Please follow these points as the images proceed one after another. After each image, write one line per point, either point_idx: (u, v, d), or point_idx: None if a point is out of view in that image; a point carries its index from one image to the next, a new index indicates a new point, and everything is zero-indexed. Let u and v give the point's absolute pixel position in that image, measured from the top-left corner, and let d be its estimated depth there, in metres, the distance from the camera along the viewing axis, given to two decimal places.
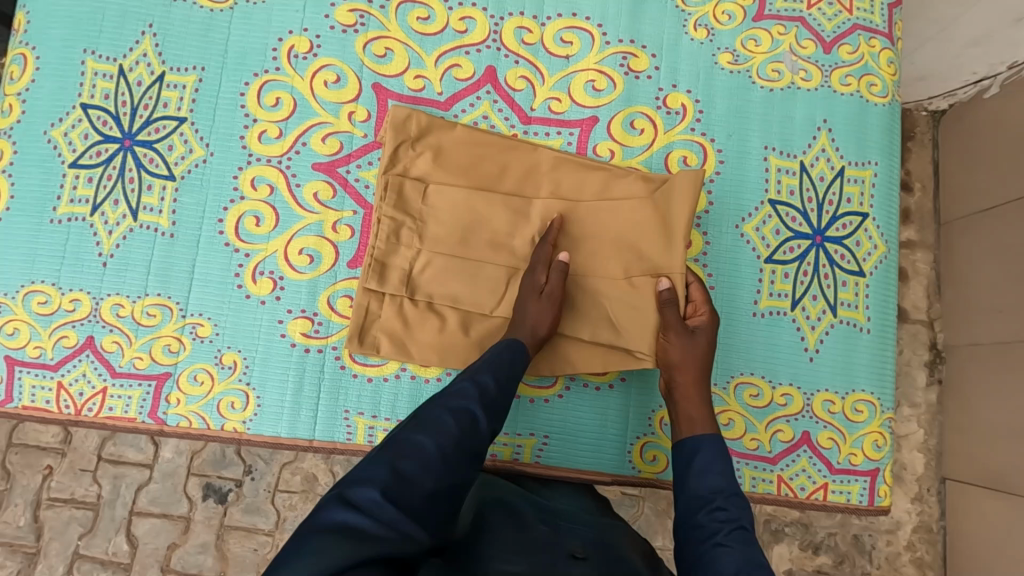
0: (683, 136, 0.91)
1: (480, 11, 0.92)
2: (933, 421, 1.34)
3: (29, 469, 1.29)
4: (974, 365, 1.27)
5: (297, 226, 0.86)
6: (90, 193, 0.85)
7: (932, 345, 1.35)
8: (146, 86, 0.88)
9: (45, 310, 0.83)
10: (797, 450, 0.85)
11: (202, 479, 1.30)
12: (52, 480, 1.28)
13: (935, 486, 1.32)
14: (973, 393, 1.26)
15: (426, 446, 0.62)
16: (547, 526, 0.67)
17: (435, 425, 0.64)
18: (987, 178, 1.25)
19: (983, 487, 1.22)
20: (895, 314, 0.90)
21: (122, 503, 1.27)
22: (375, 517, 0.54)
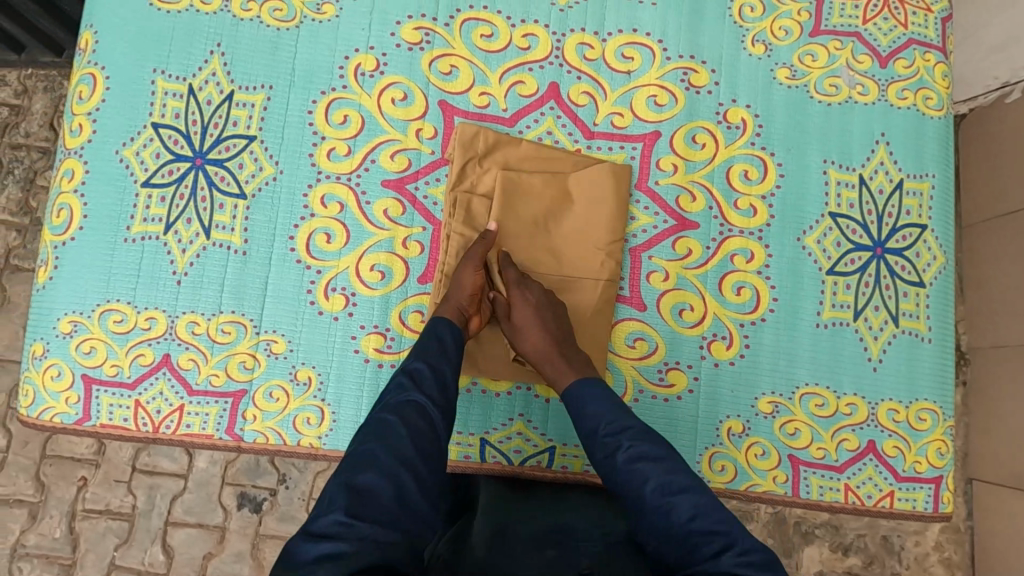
0: (744, 150, 0.93)
1: (543, 27, 0.93)
2: (960, 423, 1.35)
3: (64, 480, 1.29)
4: (997, 366, 1.28)
5: (368, 242, 0.88)
6: (163, 212, 0.86)
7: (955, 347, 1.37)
8: (216, 105, 0.89)
9: (121, 328, 0.84)
10: (863, 459, 0.87)
11: (236, 488, 1.30)
12: (87, 491, 1.28)
13: (962, 488, 1.34)
14: (998, 395, 1.28)
15: (375, 454, 0.64)
16: (554, 546, 0.68)
17: (379, 428, 0.67)
18: (1008, 180, 1.26)
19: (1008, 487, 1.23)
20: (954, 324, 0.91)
21: (157, 513, 1.27)
22: (348, 538, 0.57)
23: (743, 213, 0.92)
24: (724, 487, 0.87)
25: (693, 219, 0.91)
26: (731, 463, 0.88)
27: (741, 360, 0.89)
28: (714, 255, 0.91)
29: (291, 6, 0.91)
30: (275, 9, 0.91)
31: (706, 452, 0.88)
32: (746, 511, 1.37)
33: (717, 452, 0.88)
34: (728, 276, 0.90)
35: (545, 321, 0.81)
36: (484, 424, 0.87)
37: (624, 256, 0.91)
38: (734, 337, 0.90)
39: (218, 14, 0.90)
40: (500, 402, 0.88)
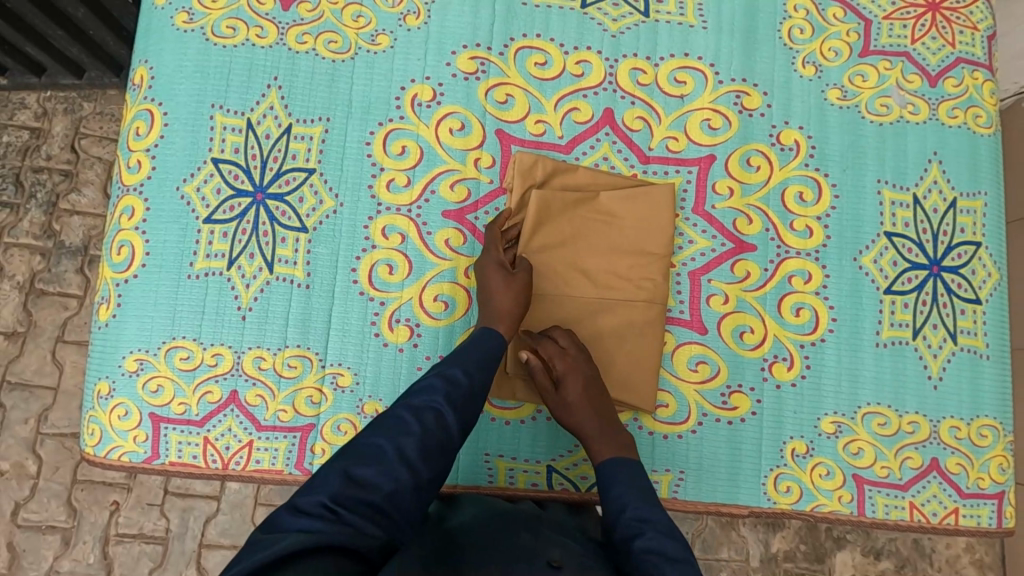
0: (798, 172, 0.93)
1: (596, 54, 0.94)
2: None
3: (96, 505, 1.28)
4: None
5: (430, 273, 0.88)
6: (226, 247, 0.86)
7: None
8: (275, 138, 0.89)
9: (187, 366, 0.84)
10: (926, 477, 0.88)
11: (270, 509, 1.29)
12: (120, 515, 1.28)
13: None
14: None
15: (383, 448, 0.62)
16: (530, 533, 0.67)
17: (397, 426, 0.64)
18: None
19: None
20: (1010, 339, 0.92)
21: (191, 536, 1.27)
22: (328, 521, 0.55)
23: (799, 234, 0.92)
24: (790, 508, 0.88)
25: (750, 241, 0.92)
26: (796, 485, 0.88)
27: (802, 381, 0.90)
28: (773, 276, 0.91)
29: (346, 38, 0.92)
30: (330, 41, 0.91)
31: (771, 473, 0.88)
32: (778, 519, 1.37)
33: (782, 473, 0.88)
34: (787, 297, 0.91)
35: (590, 397, 0.80)
36: (551, 451, 0.87)
37: (684, 279, 0.91)
38: (795, 359, 0.90)
39: (275, 47, 0.90)
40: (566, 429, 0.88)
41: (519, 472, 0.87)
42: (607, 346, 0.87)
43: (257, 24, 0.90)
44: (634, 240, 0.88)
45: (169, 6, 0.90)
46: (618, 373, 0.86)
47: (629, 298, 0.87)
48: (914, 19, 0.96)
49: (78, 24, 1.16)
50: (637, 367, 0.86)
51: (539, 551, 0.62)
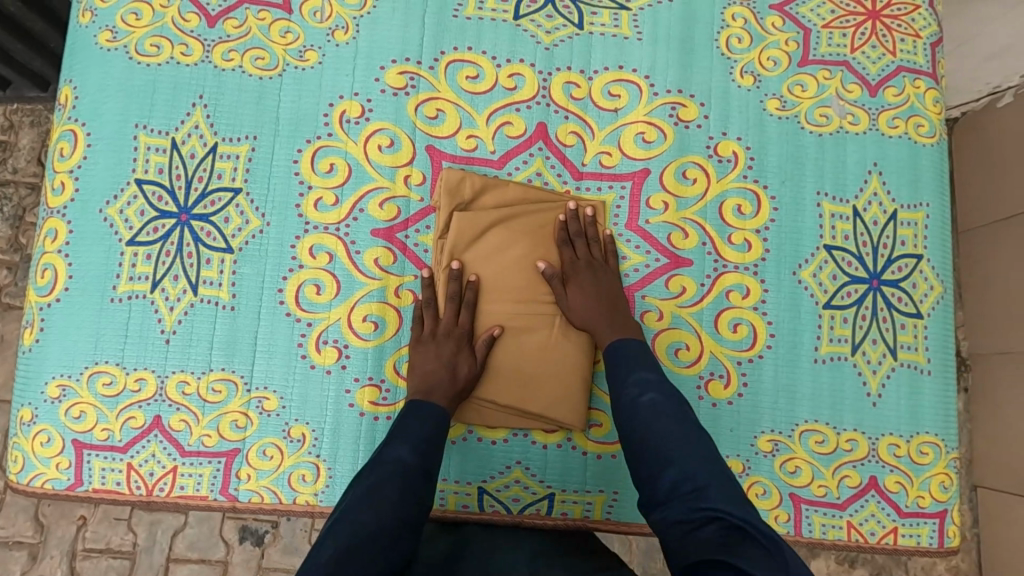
0: (736, 184, 0.92)
1: (529, 67, 0.92)
2: (964, 430, 1.35)
3: (63, 520, 1.27)
4: (1000, 372, 1.29)
5: (359, 293, 0.86)
6: (150, 269, 0.85)
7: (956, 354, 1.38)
8: (200, 158, 0.87)
9: (110, 391, 0.83)
10: (865, 495, 0.86)
11: (238, 522, 1.28)
12: (87, 530, 1.26)
13: (968, 495, 1.34)
14: (1004, 402, 1.27)
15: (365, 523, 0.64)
16: None
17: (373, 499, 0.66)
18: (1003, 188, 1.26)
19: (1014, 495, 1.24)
20: (954, 352, 0.91)
21: (159, 549, 1.26)
22: None
23: (737, 248, 0.91)
24: None
25: (685, 255, 0.90)
26: None
27: (739, 398, 0.88)
28: (709, 291, 0.90)
29: (273, 54, 0.90)
30: (256, 58, 0.90)
31: None
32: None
33: None
34: (723, 313, 0.90)
35: (591, 293, 0.84)
36: (482, 473, 0.86)
37: None
38: (731, 376, 0.88)
39: (200, 65, 0.89)
40: (498, 450, 0.87)
41: (450, 494, 0.86)
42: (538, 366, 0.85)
43: (182, 41, 0.89)
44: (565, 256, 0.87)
45: (93, 24, 0.89)
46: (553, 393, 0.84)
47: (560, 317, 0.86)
48: (855, 27, 0.94)
49: (38, 38, 1.17)
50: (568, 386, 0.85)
51: None
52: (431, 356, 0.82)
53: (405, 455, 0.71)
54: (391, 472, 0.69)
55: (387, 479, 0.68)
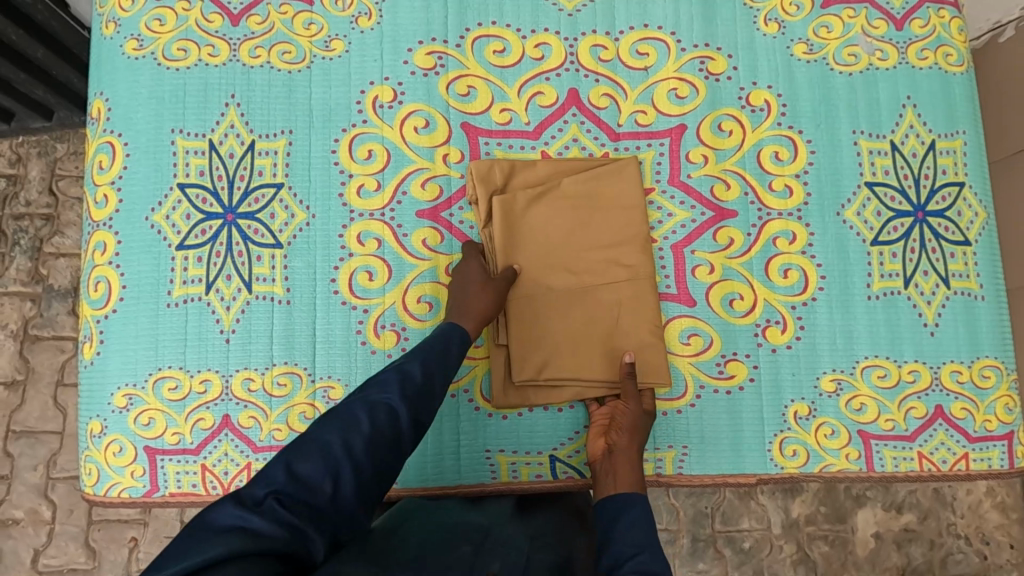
0: (772, 132, 0.92)
1: (554, 35, 0.93)
2: None
3: (114, 544, 1.27)
4: None
5: (411, 274, 0.87)
6: (202, 272, 0.85)
7: None
8: (239, 157, 0.87)
9: (176, 396, 0.83)
10: (932, 425, 0.87)
11: None
12: (139, 551, 1.26)
13: None
14: None
15: (330, 444, 0.59)
16: (471, 547, 0.65)
17: (346, 420, 0.61)
18: None
19: None
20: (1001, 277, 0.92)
21: None
22: (266, 518, 0.51)
23: (779, 194, 0.91)
24: (798, 471, 0.87)
25: (730, 207, 0.90)
26: (802, 448, 0.87)
27: (797, 342, 0.89)
28: (757, 240, 0.90)
29: (299, 47, 0.90)
30: (283, 52, 0.90)
31: (776, 438, 0.87)
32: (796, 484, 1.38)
33: (787, 437, 0.87)
34: (773, 260, 0.90)
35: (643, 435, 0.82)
36: (553, 441, 0.86)
37: (667, 253, 0.90)
38: (788, 321, 0.89)
39: (228, 64, 0.89)
40: (565, 418, 0.87)
41: (522, 465, 0.86)
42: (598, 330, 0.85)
43: (208, 43, 0.89)
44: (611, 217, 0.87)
45: (117, 35, 0.89)
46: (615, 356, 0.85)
47: (612, 279, 0.86)
48: None
49: (41, 65, 1.13)
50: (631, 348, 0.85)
51: (479, 563, 0.61)
52: (457, 291, 0.82)
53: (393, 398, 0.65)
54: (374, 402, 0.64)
55: (368, 405, 0.64)
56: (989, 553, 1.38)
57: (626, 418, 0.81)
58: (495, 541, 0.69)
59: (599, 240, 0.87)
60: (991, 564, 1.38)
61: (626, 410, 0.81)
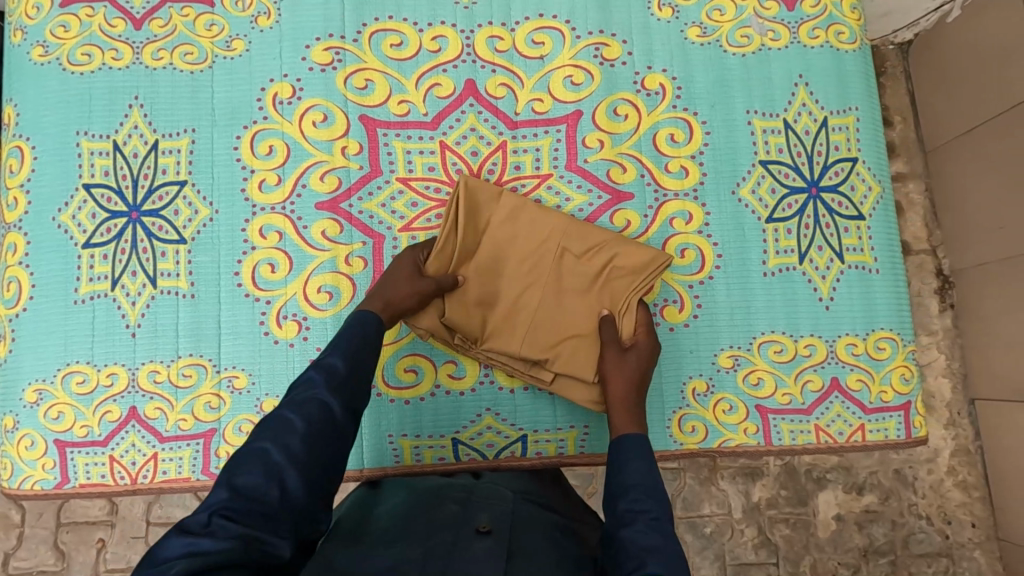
0: (667, 114, 0.94)
1: (451, 28, 0.94)
2: (954, 345, 1.33)
3: (83, 545, 1.23)
4: (984, 284, 1.25)
5: (311, 266, 0.89)
6: (108, 269, 0.88)
7: (939, 272, 1.35)
8: (143, 156, 0.90)
9: (84, 389, 0.86)
10: (829, 398, 0.88)
11: None
12: (107, 552, 1.22)
13: (966, 409, 1.32)
14: (986, 310, 1.25)
15: (270, 452, 0.58)
16: (457, 504, 0.70)
17: (281, 425, 0.60)
18: (964, 99, 1.24)
19: (1009, 401, 1.21)
20: (900, 250, 0.92)
21: None
22: (220, 536, 0.52)
23: (675, 175, 0.92)
24: (697, 447, 0.88)
25: (626, 189, 0.92)
26: (701, 424, 0.88)
27: (695, 320, 0.90)
28: (653, 221, 0.92)
29: (201, 48, 0.93)
30: (185, 53, 0.92)
31: (675, 415, 0.88)
32: (756, 466, 1.30)
33: (686, 414, 0.88)
34: (670, 241, 0.91)
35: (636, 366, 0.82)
36: (455, 426, 0.88)
37: None
38: (685, 300, 0.90)
39: (131, 67, 0.91)
40: (466, 401, 0.89)
41: (425, 449, 0.88)
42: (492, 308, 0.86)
43: (111, 47, 0.92)
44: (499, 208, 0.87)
45: (25, 42, 0.92)
46: (509, 334, 0.86)
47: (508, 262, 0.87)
48: None
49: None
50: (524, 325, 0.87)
51: (466, 518, 0.65)
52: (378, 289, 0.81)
53: (323, 395, 0.64)
54: (304, 395, 0.63)
55: (297, 402, 0.63)
56: (950, 532, 1.29)
57: (611, 366, 0.82)
58: (480, 498, 0.72)
59: (491, 219, 0.88)
60: (953, 544, 1.29)
61: (608, 359, 0.83)
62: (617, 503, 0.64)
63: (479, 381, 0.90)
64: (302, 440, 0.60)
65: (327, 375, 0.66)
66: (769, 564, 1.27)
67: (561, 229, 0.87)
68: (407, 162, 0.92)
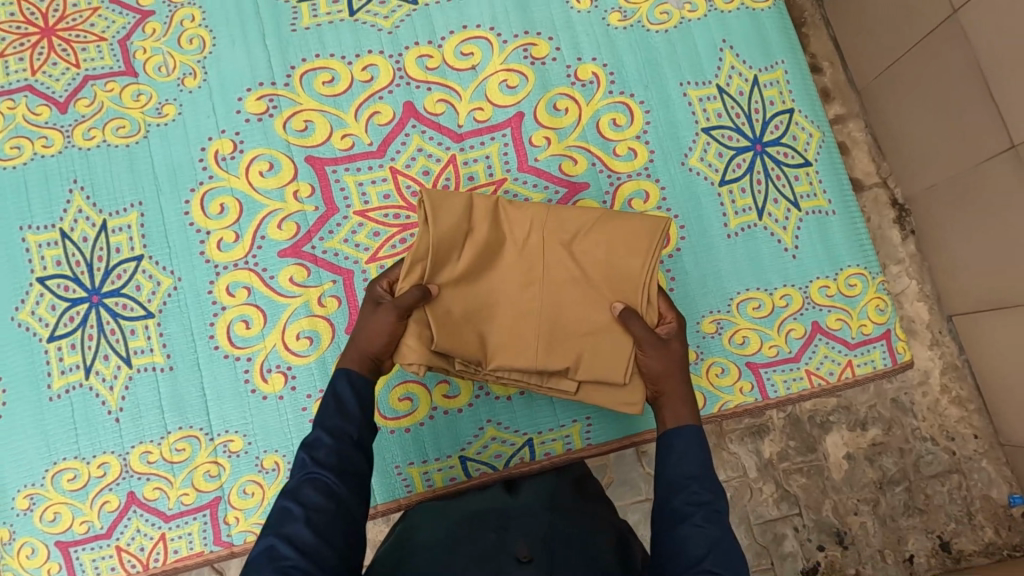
0: (606, 101, 0.95)
1: (379, 55, 0.95)
2: (923, 268, 1.30)
3: None
4: (938, 204, 1.24)
5: (285, 314, 0.88)
6: (78, 358, 0.86)
7: (895, 201, 1.33)
8: (93, 239, 0.88)
9: (77, 485, 0.83)
10: (813, 342, 0.90)
11: None
12: None
13: (947, 327, 1.28)
14: (945, 229, 1.24)
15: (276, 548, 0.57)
16: (496, 530, 0.67)
17: (281, 515, 0.60)
18: (883, 34, 1.25)
19: (991, 312, 1.17)
20: (851, 188, 0.95)
21: None
22: None
23: (625, 157, 0.94)
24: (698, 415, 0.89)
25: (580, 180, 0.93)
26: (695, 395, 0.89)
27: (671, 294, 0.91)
28: (613, 205, 0.93)
29: (132, 120, 0.91)
30: (117, 128, 0.91)
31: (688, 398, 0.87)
32: (759, 424, 1.26)
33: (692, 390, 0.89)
34: None
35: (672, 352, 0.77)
36: (459, 445, 0.88)
37: None
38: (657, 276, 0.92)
39: (64, 151, 0.90)
40: (465, 418, 0.89)
41: (434, 473, 0.88)
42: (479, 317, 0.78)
43: (40, 134, 0.90)
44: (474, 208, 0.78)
45: None
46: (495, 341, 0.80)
47: None
48: None
49: None
50: (515, 322, 0.79)
51: (505, 547, 0.63)
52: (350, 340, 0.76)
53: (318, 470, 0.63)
54: (299, 476, 0.63)
55: (291, 488, 0.62)
56: (956, 448, 1.23)
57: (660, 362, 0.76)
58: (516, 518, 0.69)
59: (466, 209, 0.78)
60: (962, 459, 1.22)
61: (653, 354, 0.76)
62: (675, 498, 0.65)
63: (475, 394, 0.89)
64: (306, 524, 0.59)
65: (313, 451, 0.65)
66: (793, 516, 1.19)
67: (540, 220, 0.80)
68: (362, 194, 0.92)
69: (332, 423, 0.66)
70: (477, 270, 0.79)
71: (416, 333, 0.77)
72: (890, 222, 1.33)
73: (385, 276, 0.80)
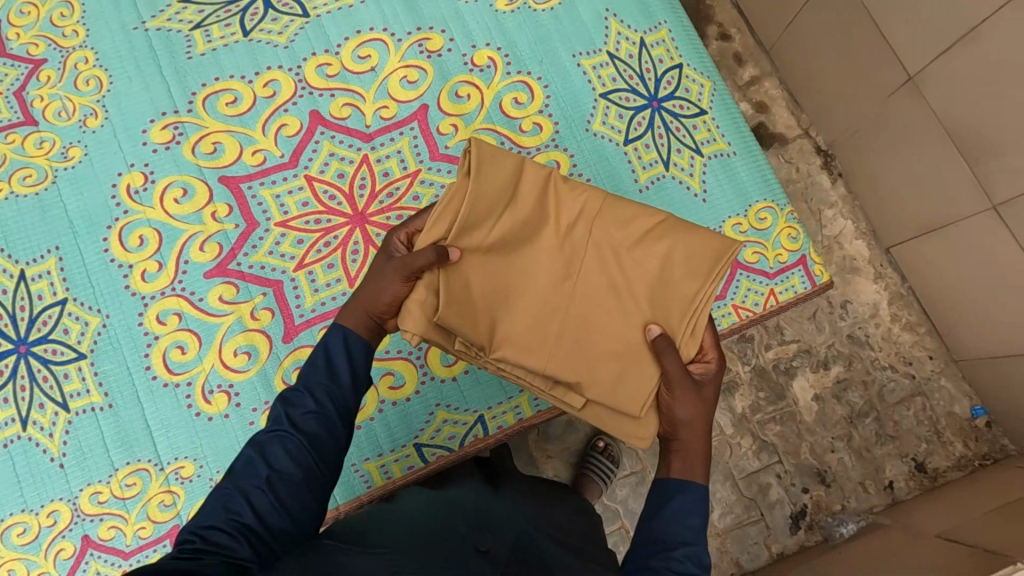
0: (505, 83, 0.99)
1: (279, 69, 0.97)
2: (856, 209, 1.44)
3: None
4: (857, 146, 1.38)
5: (220, 332, 0.88)
6: (12, 411, 0.85)
7: (819, 149, 1.47)
8: (13, 290, 0.88)
9: (27, 538, 0.82)
10: (735, 278, 0.94)
11: None
12: None
13: (885, 260, 1.42)
14: (869, 167, 1.37)
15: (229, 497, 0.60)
16: (468, 527, 0.69)
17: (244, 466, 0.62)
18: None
19: (920, 235, 1.31)
20: (748, 129, 1.01)
21: None
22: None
23: (531, 133, 0.98)
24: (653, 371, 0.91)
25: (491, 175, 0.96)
26: None
27: None
28: None
29: (39, 167, 0.91)
30: (24, 176, 0.91)
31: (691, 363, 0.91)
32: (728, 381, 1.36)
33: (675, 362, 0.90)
34: None
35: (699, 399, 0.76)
36: (411, 433, 0.89)
37: None
38: None
39: None
40: (414, 405, 0.90)
41: (391, 465, 0.88)
42: (485, 295, 0.76)
43: None
44: (523, 177, 0.78)
45: None
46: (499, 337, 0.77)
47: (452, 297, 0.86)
48: None
49: None
50: (528, 321, 0.76)
51: (473, 542, 0.66)
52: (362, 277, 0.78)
53: (292, 433, 0.64)
54: (274, 431, 0.64)
55: (263, 440, 0.64)
56: (915, 371, 1.37)
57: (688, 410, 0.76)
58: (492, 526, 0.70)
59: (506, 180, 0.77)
60: (922, 381, 1.37)
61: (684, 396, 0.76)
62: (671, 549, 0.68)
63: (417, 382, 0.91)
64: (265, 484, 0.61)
65: (292, 415, 0.66)
66: (773, 464, 1.33)
67: (590, 215, 0.77)
68: (280, 205, 0.93)
69: (321, 396, 0.67)
70: (511, 246, 0.76)
71: (422, 299, 0.76)
72: (817, 173, 1.46)
73: (405, 229, 0.80)
